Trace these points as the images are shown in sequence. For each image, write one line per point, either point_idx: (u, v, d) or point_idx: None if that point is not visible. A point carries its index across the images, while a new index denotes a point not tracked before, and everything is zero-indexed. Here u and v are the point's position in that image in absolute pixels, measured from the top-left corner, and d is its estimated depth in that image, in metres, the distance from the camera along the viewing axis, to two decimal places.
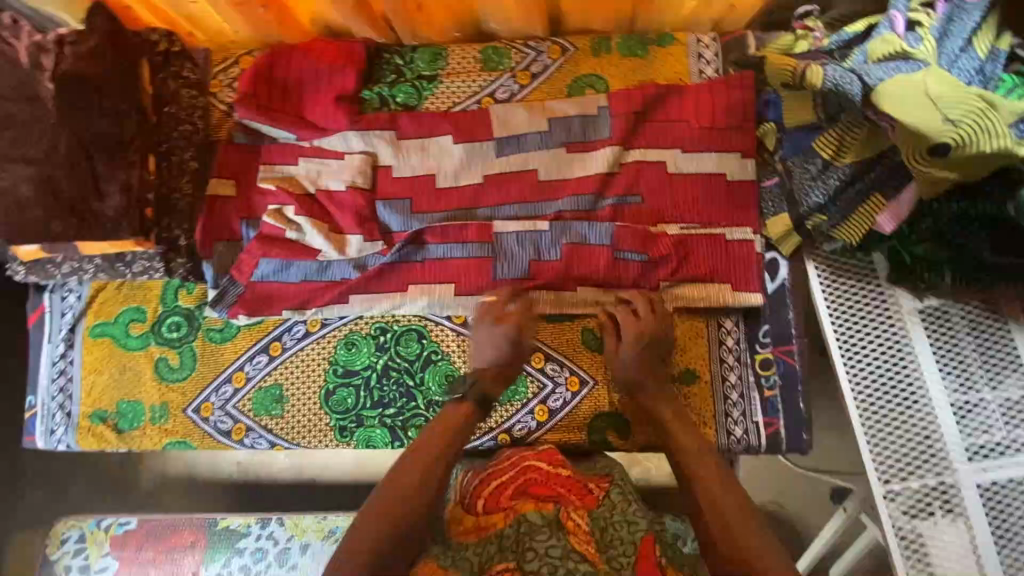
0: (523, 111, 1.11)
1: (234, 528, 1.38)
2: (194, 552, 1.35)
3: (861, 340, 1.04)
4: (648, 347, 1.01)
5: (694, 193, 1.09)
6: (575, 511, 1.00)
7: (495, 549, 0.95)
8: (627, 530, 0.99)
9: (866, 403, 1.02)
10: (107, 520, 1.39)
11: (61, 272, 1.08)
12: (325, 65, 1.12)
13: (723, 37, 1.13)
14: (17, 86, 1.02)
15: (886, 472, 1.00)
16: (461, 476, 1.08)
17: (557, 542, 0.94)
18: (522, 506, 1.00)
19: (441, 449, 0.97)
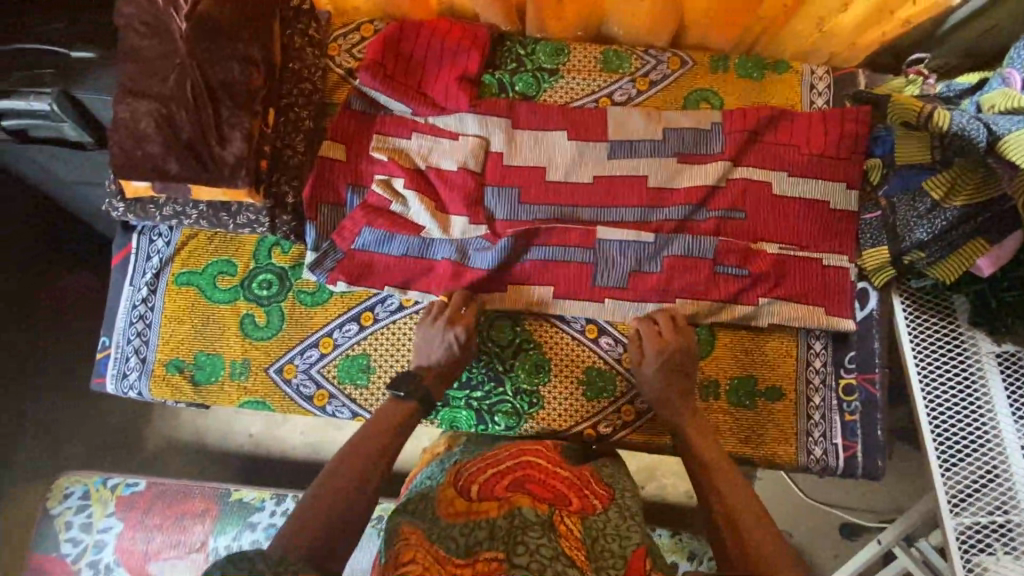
0: (640, 117, 1.14)
1: (247, 501, 1.39)
2: (205, 520, 1.36)
3: (938, 376, 1.06)
4: (674, 377, 1.04)
5: (796, 217, 1.13)
6: (569, 517, 0.91)
7: (483, 539, 0.85)
8: (619, 543, 0.89)
9: (938, 439, 1.04)
10: (114, 480, 1.41)
11: (161, 214, 1.05)
12: (450, 44, 1.13)
13: (837, 73, 1.17)
14: (148, 20, 1.00)
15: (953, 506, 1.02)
16: (461, 466, 0.99)
17: (550, 540, 0.84)
18: (517, 501, 0.91)
19: (393, 426, 1.00)
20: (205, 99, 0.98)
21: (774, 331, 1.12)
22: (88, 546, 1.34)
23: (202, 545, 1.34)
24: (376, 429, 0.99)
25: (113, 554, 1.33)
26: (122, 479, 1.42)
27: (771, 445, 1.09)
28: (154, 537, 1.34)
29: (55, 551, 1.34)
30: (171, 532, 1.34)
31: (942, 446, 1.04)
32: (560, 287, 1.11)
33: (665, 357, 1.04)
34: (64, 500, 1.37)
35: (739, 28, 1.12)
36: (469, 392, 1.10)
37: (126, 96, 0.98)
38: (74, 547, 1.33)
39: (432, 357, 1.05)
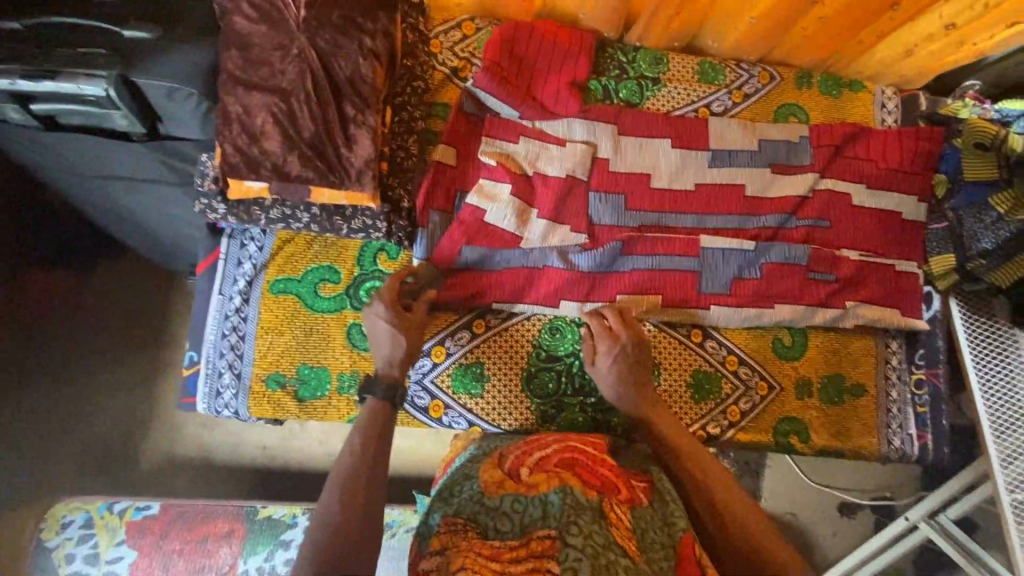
0: (738, 128, 1.18)
1: (277, 519, 1.31)
2: (232, 541, 1.27)
3: (991, 368, 1.14)
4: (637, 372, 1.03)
5: (874, 226, 1.21)
6: (618, 504, 0.85)
7: (535, 517, 0.80)
8: (666, 531, 0.85)
9: (994, 420, 1.11)
10: (122, 504, 1.29)
11: (267, 217, 0.97)
12: (560, 49, 1.12)
13: (902, 94, 1.27)
14: (259, 3, 0.91)
15: (1011, 483, 1.08)
16: (504, 449, 0.96)
17: (601, 527, 0.78)
18: (568, 478, 0.85)
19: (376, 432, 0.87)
20: (330, 94, 0.91)
21: (857, 332, 1.21)
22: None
23: (231, 568, 1.25)
24: (359, 440, 0.86)
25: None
26: (133, 503, 1.30)
27: (858, 437, 1.18)
28: (174, 563, 1.24)
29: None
30: (194, 557, 1.25)
31: (995, 424, 1.11)
32: (665, 299, 1.12)
33: (632, 351, 1.03)
34: (63, 530, 1.23)
35: (831, 51, 1.18)
36: (584, 397, 1.10)
37: (235, 86, 0.89)
38: None
39: (384, 355, 0.93)
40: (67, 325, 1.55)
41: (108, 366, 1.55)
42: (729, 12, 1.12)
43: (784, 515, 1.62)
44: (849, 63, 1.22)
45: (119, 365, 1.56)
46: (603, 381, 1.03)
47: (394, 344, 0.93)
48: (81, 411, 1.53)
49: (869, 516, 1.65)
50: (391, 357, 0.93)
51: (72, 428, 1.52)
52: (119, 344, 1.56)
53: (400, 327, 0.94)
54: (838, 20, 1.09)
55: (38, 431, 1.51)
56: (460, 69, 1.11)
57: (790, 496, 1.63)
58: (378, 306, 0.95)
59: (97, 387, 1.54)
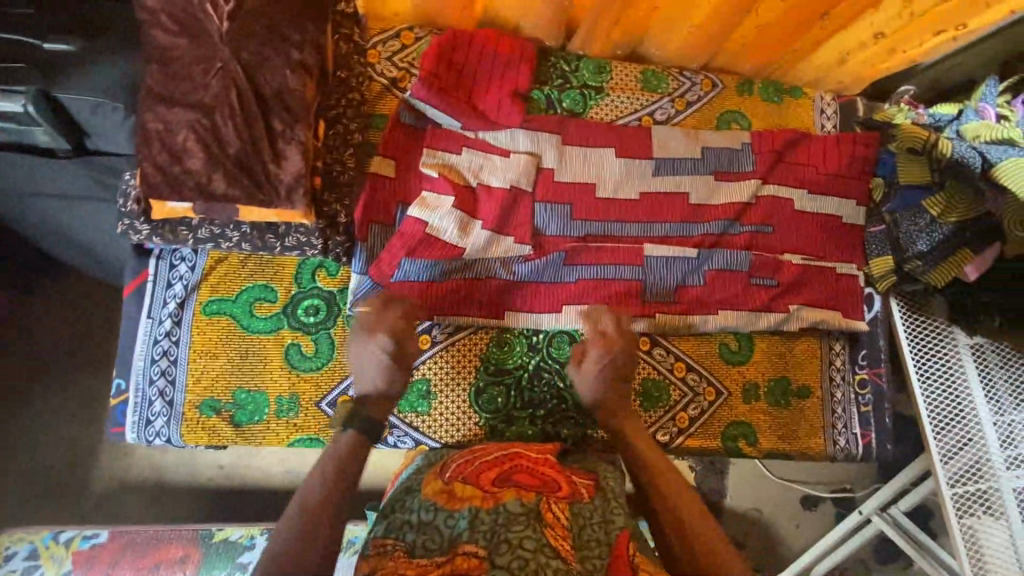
0: (681, 136, 1.19)
1: (233, 541, 1.27)
2: (185, 567, 1.23)
3: (929, 364, 1.16)
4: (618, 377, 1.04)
5: (814, 230, 1.23)
6: (556, 504, 0.85)
7: (462, 531, 0.80)
8: (604, 529, 0.84)
9: (932, 416, 1.13)
10: (68, 533, 1.23)
11: (194, 237, 0.93)
12: (500, 59, 1.12)
13: (841, 99, 1.30)
14: (178, 15, 0.87)
15: (950, 477, 1.10)
16: (449, 458, 0.98)
17: (534, 533, 0.78)
18: (502, 495, 0.85)
19: (351, 453, 0.89)
20: (257, 109, 0.88)
21: (802, 335, 1.23)
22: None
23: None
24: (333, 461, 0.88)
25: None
26: (79, 531, 1.25)
27: (804, 439, 1.20)
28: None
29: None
30: None
31: (934, 419, 1.12)
32: (611, 308, 1.12)
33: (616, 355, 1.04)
34: (5, 562, 1.18)
35: (769, 59, 1.20)
36: (532, 410, 1.09)
37: (155, 102, 0.85)
38: None
39: (375, 384, 0.95)
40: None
41: (45, 390, 1.48)
42: (668, 21, 1.13)
43: (750, 512, 1.62)
44: (789, 70, 1.24)
45: (58, 388, 1.49)
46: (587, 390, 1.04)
47: (387, 377, 0.96)
48: (18, 439, 1.45)
49: (829, 510, 1.66)
50: (383, 388, 0.96)
51: (8, 457, 1.45)
52: (56, 367, 1.49)
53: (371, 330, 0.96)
54: (772, 30, 1.10)
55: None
56: (399, 79, 1.08)
57: (755, 493, 1.63)
58: (380, 337, 0.96)
59: (34, 413, 1.47)
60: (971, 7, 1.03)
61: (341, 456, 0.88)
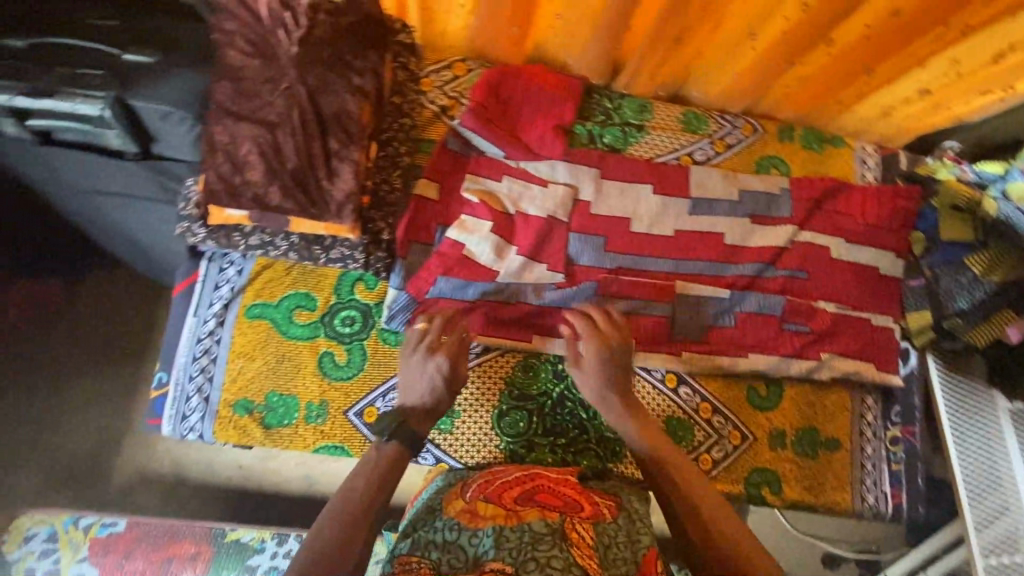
0: (719, 177, 1.20)
1: (244, 542, 1.28)
2: (196, 564, 1.24)
3: (967, 427, 1.14)
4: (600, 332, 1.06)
5: (850, 279, 1.21)
6: (580, 524, 0.87)
7: (488, 549, 0.81)
8: (630, 547, 0.87)
9: (970, 481, 1.10)
10: (88, 519, 1.25)
11: (246, 243, 0.98)
12: (546, 94, 1.16)
13: (884, 151, 1.29)
14: (253, 38, 0.94)
15: (987, 547, 1.06)
16: (468, 480, 1.00)
17: (561, 553, 0.79)
18: (527, 514, 0.87)
19: (387, 468, 0.91)
20: (316, 129, 0.93)
21: (834, 385, 1.20)
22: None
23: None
24: (371, 471, 0.90)
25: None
26: (98, 518, 1.26)
27: (831, 492, 1.16)
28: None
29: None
30: None
31: (971, 484, 1.09)
32: (638, 343, 1.13)
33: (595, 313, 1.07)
34: (25, 543, 1.20)
35: (811, 108, 1.21)
36: (554, 439, 1.09)
37: (223, 116, 0.91)
38: None
39: (424, 401, 0.97)
40: (48, 334, 1.56)
41: (84, 376, 1.55)
42: (711, 67, 1.15)
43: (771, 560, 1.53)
44: (831, 119, 1.25)
45: (97, 376, 1.56)
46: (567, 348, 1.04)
47: (434, 397, 0.98)
48: (54, 422, 1.52)
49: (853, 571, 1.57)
50: (430, 406, 0.97)
51: (42, 439, 1.51)
52: (98, 355, 1.56)
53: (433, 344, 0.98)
54: (816, 81, 1.12)
55: (8, 440, 1.49)
56: (448, 107, 1.13)
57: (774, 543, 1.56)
58: (440, 356, 0.98)
59: (72, 398, 1.54)
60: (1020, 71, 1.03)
61: (385, 469, 0.90)
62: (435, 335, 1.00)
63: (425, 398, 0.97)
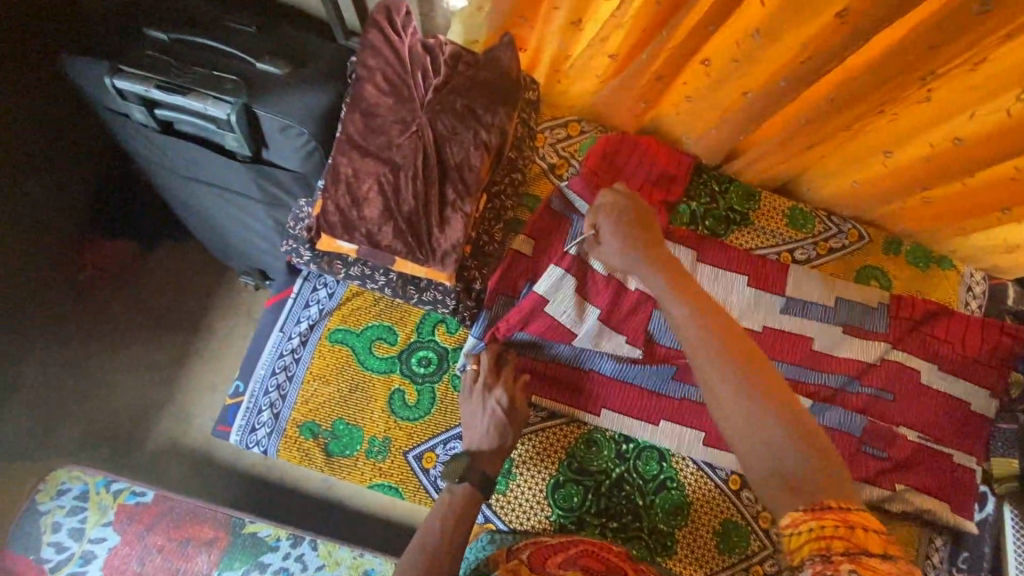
0: (818, 280, 1.16)
1: (260, 537, 1.25)
2: (212, 550, 1.22)
3: None
4: (638, 230, 1.02)
5: (937, 410, 1.16)
6: None
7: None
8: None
9: None
10: (117, 484, 1.25)
11: (345, 272, 1.00)
12: (657, 167, 1.15)
13: (991, 281, 1.24)
14: (393, 79, 0.96)
15: None
16: (514, 545, 0.97)
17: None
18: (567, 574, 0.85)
19: (457, 512, 0.93)
20: (437, 176, 0.94)
21: (902, 519, 1.15)
22: (73, 556, 1.18)
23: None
24: (443, 516, 0.92)
25: (99, 571, 1.18)
26: (127, 484, 1.26)
27: None
28: (151, 559, 1.20)
29: (34, 553, 1.18)
30: (172, 557, 1.20)
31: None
32: (709, 439, 1.08)
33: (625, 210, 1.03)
34: (57, 497, 1.21)
35: (926, 227, 1.17)
36: (606, 520, 1.06)
37: (351, 149, 0.92)
38: (59, 553, 1.18)
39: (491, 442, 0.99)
40: (117, 298, 1.60)
41: (143, 347, 1.59)
42: (831, 170, 1.13)
43: None
44: (943, 241, 1.20)
45: (155, 348, 1.59)
46: (613, 260, 1.02)
47: (500, 434, 0.99)
48: (106, 384, 1.56)
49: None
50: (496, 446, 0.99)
51: (91, 399, 1.54)
52: (162, 329, 1.61)
53: (489, 383, 1.01)
54: (942, 206, 1.07)
55: (58, 394, 1.52)
56: (557, 167, 1.14)
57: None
58: (498, 391, 1.00)
59: (128, 365, 1.57)
60: None
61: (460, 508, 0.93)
62: (488, 373, 1.01)
63: (492, 438, 0.99)
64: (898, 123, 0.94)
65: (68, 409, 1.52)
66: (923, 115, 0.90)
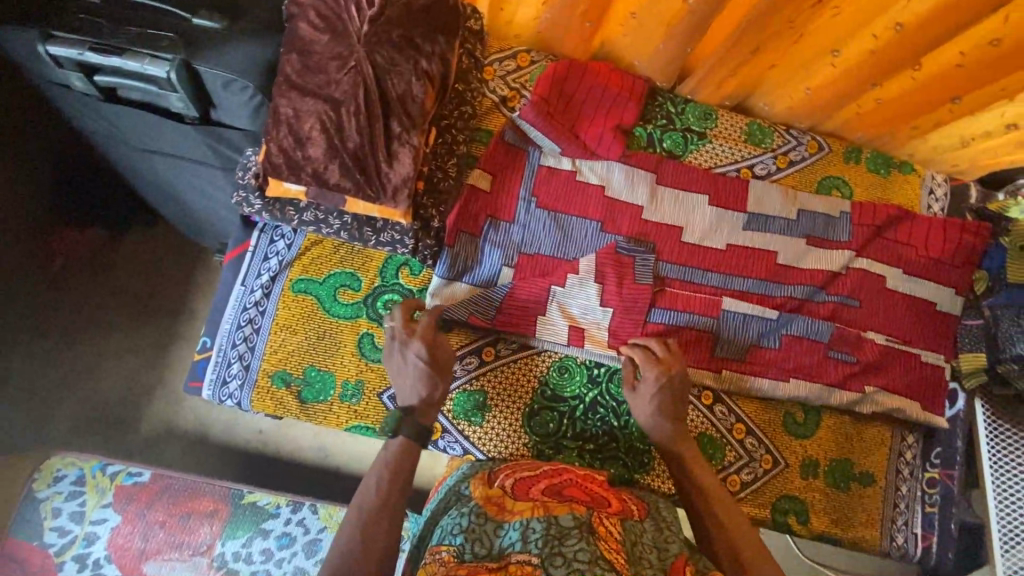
0: (778, 194, 1.16)
1: (260, 507, 1.25)
2: (212, 522, 1.21)
3: (1010, 480, 1.13)
4: (671, 409, 1.03)
5: (904, 312, 1.17)
6: (607, 518, 0.84)
7: (514, 541, 0.79)
8: (657, 555, 0.82)
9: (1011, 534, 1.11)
10: (114, 467, 1.24)
11: (299, 218, 0.99)
12: (610, 93, 1.13)
13: (953, 182, 1.25)
14: (326, 14, 0.94)
15: None
16: (494, 470, 0.99)
17: (589, 545, 0.76)
18: (555, 508, 0.84)
19: (398, 472, 0.89)
20: (379, 110, 0.93)
21: (873, 419, 1.17)
22: (76, 538, 1.17)
23: (208, 549, 1.19)
24: (386, 474, 0.89)
25: (104, 550, 1.17)
26: (124, 466, 1.24)
27: (859, 528, 1.14)
28: (155, 535, 1.18)
29: (36, 539, 1.16)
30: (175, 532, 1.19)
31: (1005, 538, 1.10)
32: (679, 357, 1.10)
33: (667, 387, 1.03)
34: (54, 483, 1.19)
35: (881, 131, 1.16)
36: (583, 443, 1.09)
37: (289, 89, 0.91)
38: (61, 537, 1.16)
39: (419, 395, 0.95)
40: (87, 281, 1.58)
41: (119, 328, 1.57)
42: (784, 80, 1.11)
43: None
44: (903, 144, 1.20)
45: (130, 328, 1.57)
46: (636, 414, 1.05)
47: (429, 386, 0.95)
48: (86, 369, 1.54)
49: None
50: (426, 397, 0.95)
51: (73, 384, 1.53)
52: (137, 308, 1.59)
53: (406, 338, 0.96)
54: (894, 105, 1.07)
55: (38, 383, 1.51)
56: (509, 99, 1.13)
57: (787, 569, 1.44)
58: (417, 344, 0.96)
59: (105, 348, 1.55)
60: None
61: (391, 466, 0.89)
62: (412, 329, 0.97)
63: (423, 392, 0.95)
64: (840, 19, 0.93)
65: (50, 396, 1.51)
66: (864, 6, 0.88)
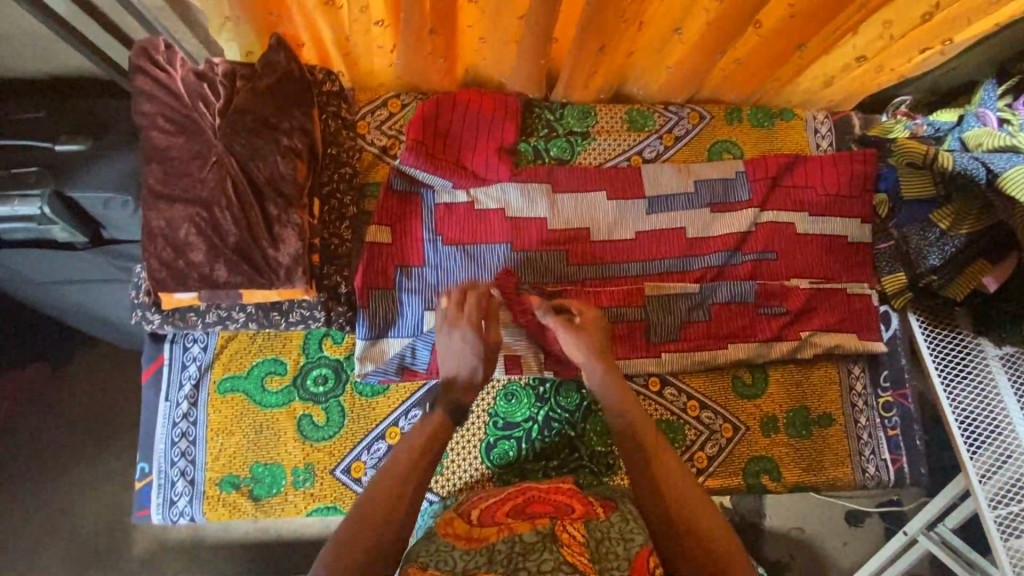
0: (671, 172, 1.19)
1: None
2: None
3: (954, 376, 1.13)
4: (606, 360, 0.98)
5: (819, 253, 1.20)
6: (570, 524, 0.83)
7: (481, 564, 0.77)
8: (623, 546, 0.81)
9: (968, 427, 1.09)
10: None
11: (204, 322, 0.99)
12: (482, 116, 1.13)
13: (835, 116, 1.28)
14: (173, 117, 0.93)
15: (993, 496, 1.04)
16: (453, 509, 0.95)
17: (552, 556, 0.75)
18: (518, 526, 0.83)
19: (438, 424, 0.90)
20: (251, 198, 0.92)
21: (817, 361, 1.20)
22: None
23: None
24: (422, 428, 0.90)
25: None
26: None
27: (830, 469, 1.16)
28: None
29: None
30: None
31: (968, 433, 1.08)
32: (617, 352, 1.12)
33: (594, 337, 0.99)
34: None
35: (752, 87, 1.19)
36: (546, 462, 1.09)
37: (156, 201, 0.91)
38: None
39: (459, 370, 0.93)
40: (15, 430, 1.41)
41: (61, 464, 1.41)
42: (645, 63, 1.15)
43: (791, 532, 1.48)
44: (777, 94, 1.23)
45: (81, 465, 1.42)
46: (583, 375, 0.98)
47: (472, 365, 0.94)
48: (45, 522, 1.38)
49: (877, 526, 1.50)
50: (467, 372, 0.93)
51: None
52: (70, 440, 1.42)
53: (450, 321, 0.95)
54: (752, 61, 1.10)
55: None
56: (389, 147, 1.13)
57: (797, 511, 1.49)
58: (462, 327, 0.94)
59: (57, 493, 1.40)
60: (952, 24, 1.02)
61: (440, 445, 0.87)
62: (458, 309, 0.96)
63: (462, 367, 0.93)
64: None
65: None
66: None
